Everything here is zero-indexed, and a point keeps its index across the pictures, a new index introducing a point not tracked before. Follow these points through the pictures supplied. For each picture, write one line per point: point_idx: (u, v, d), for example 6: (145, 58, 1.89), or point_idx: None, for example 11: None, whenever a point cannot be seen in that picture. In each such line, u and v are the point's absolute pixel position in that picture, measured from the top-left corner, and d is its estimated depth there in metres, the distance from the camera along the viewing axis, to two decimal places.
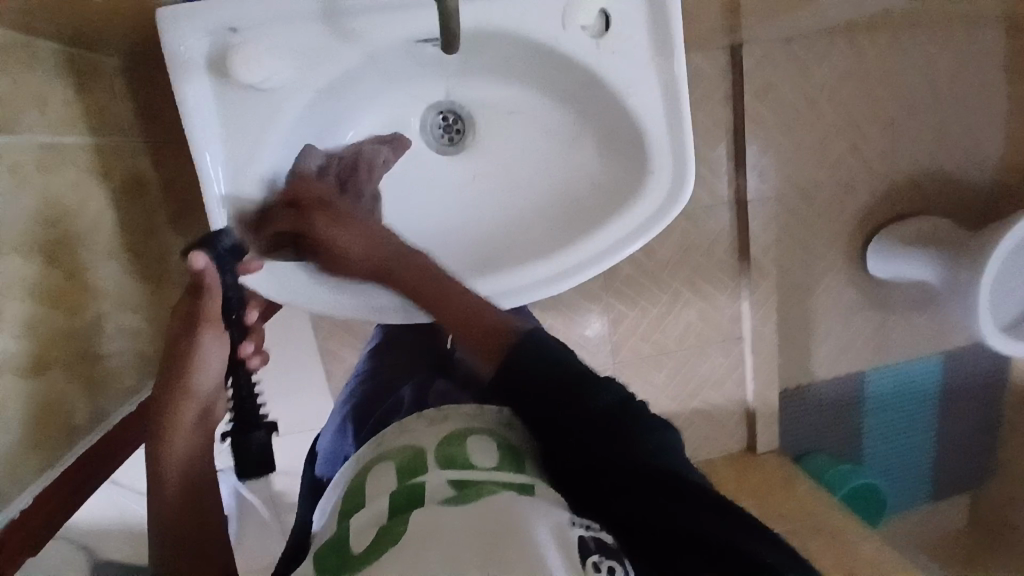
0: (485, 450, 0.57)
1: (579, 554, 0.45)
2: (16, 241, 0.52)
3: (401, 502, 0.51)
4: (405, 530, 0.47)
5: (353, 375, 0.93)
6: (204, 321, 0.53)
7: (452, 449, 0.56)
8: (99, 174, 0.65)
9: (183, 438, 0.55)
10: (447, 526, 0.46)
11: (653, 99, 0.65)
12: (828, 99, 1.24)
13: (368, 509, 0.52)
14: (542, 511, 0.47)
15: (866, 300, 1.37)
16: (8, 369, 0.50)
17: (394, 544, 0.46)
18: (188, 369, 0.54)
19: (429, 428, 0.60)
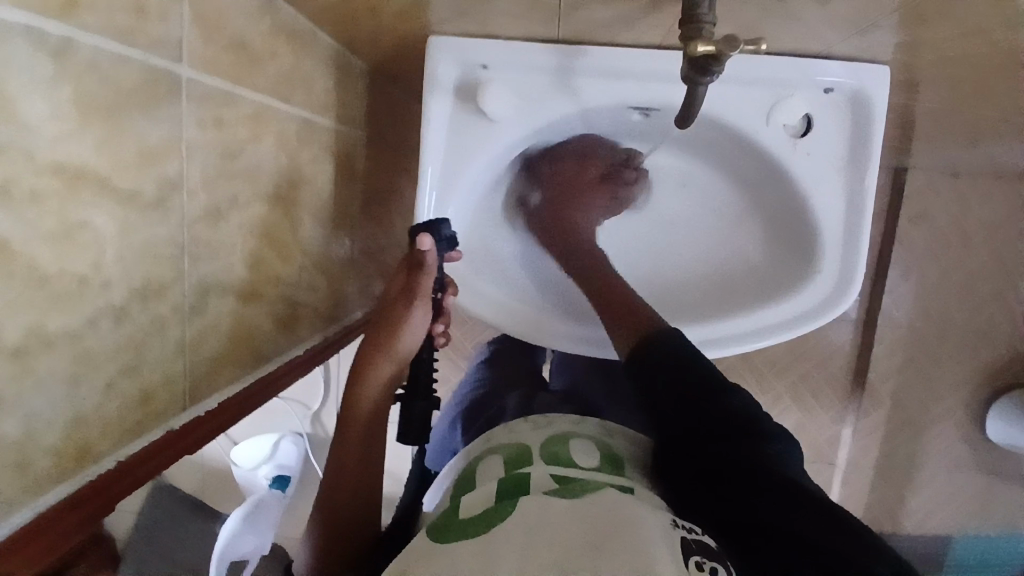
0: (585, 453, 0.65)
1: (683, 552, 0.48)
2: (261, 189, 0.62)
3: (508, 487, 0.58)
4: (513, 512, 0.52)
5: (462, 382, 1.00)
6: (419, 294, 0.66)
7: (557, 448, 0.65)
8: (328, 153, 0.77)
9: (374, 388, 0.65)
10: (560, 514, 0.51)
11: (835, 203, 0.68)
12: (987, 242, 1.22)
13: (479, 492, 0.58)
14: (651, 515, 0.51)
15: (978, 460, 1.30)
16: (229, 290, 0.59)
17: (504, 520, 0.51)
18: (394, 334, 0.65)
19: (533, 431, 0.70)
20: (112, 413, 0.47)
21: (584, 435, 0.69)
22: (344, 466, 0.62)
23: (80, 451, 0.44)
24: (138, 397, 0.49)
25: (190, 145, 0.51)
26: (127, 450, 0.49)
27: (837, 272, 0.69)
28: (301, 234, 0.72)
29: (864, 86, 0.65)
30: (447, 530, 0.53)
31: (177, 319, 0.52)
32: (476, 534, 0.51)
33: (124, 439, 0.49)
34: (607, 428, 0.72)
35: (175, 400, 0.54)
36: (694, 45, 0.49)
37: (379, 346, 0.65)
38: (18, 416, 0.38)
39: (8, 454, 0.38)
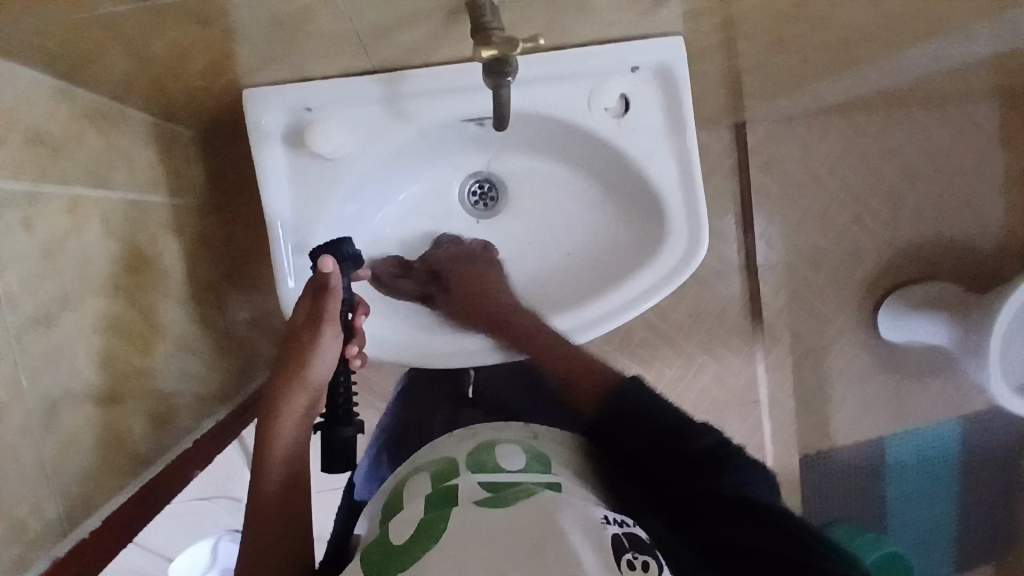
0: (512, 457, 0.65)
1: (613, 553, 0.49)
2: (96, 283, 0.59)
3: (437, 503, 0.57)
4: (444, 530, 0.52)
5: (380, 421, 0.97)
6: (326, 317, 0.66)
7: (484, 457, 0.64)
8: (171, 228, 0.74)
9: (292, 423, 0.64)
10: (495, 531, 0.50)
11: (670, 170, 0.73)
12: (829, 172, 1.35)
13: (407, 513, 0.57)
14: (578, 514, 0.52)
15: (880, 366, 1.41)
16: (88, 397, 0.56)
17: (436, 541, 0.51)
18: (304, 359, 0.65)
19: (459, 444, 0.69)
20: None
21: (510, 440, 0.69)
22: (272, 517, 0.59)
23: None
24: (4, 529, 0.46)
25: (0, 254, 0.48)
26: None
27: (684, 232, 0.73)
28: (160, 319, 0.69)
29: (667, 60, 0.69)
30: (376, 563, 0.52)
31: (28, 440, 0.49)
32: (408, 560, 0.50)
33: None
34: (532, 431, 0.72)
35: (52, 526, 0.50)
36: (480, 51, 0.52)
37: (292, 375, 0.65)
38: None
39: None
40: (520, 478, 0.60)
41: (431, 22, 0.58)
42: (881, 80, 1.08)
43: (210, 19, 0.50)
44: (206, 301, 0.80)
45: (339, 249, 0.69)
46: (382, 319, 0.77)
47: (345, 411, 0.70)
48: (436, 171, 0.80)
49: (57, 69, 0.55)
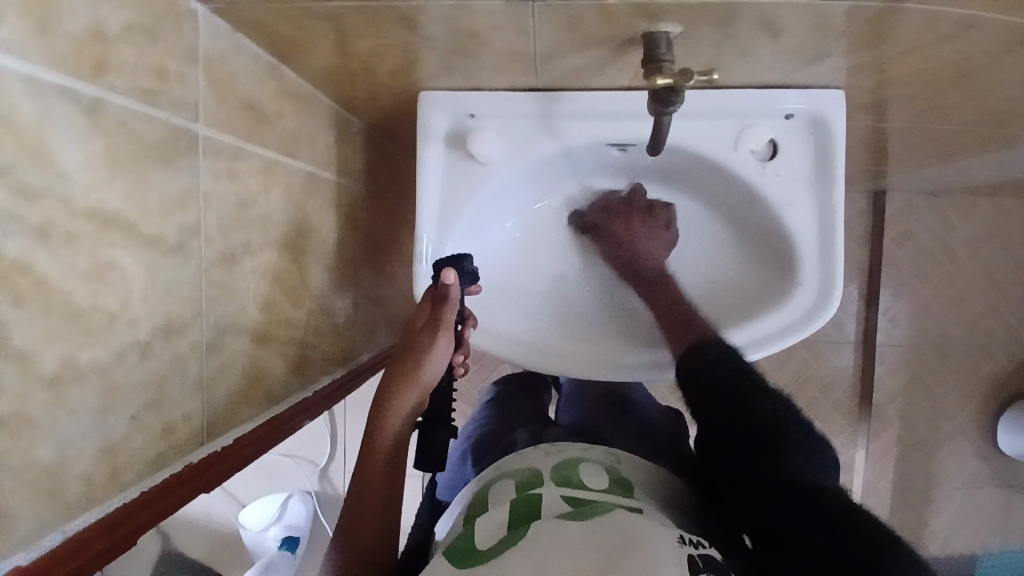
0: (595, 476, 0.67)
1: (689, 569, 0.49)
2: (271, 238, 0.68)
3: (522, 510, 0.60)
4: (526, 536, 0.54)
5: (467, 423, 1.02)
6: (442, 326, 0.71)
7: (568, 472, 0.67)
8: (331, 205, 0.82)
9: (399, 420, 0.68)
10: (571, 536, 0.53)
11: (808, 218, 0.72)
12: (969, 255, 1.35)
13: (491, 517, 0.60)
14: (657, 533, 0.53)
15: (993, 475, 1.38)
16: (247, 332, 0.64)
17: (519, 544, 0.53)
18: (420, 363, 0.70)
19: (544, 457, 0.72)
20: (134, 445, 0.49)
21: (593, 460, 0.71)
22: (370, 497, 0.65)
23: (103, 481, 0.46)
24: (159, 428, 0.52)
25: (206, 194, 0.56)
26: (150, 481, 0.51)
27: (818, 280, 0.72)
28: (310, 281, 0.77)
29: (822, 110, 0.70)
30: (460, 554, 0.56)
31: (195, 357, 0.56)
32: (487, 558, 0.54)
33: (144, 470, 0.50)
34: (615, 455, 0.74)
35: (193, 435, 0.56)
36: (655, 79, 0.55)
37: (405, 376, 0.69)
38: (48, 442, 0.41)
39: (39, 478, 0.41)
40: (602, 496, 0.62)
41: (601, 51, 0.62)
42: None
43: (414, 23, 0.56)
44: (346, 275, 0.88)
45: (460, 265, 0.73)
46: (498, 322, 0.79)
47: (444, 415, 0.72)
48: (569, 191, 0.85)
49: (274, 49, 0.64)
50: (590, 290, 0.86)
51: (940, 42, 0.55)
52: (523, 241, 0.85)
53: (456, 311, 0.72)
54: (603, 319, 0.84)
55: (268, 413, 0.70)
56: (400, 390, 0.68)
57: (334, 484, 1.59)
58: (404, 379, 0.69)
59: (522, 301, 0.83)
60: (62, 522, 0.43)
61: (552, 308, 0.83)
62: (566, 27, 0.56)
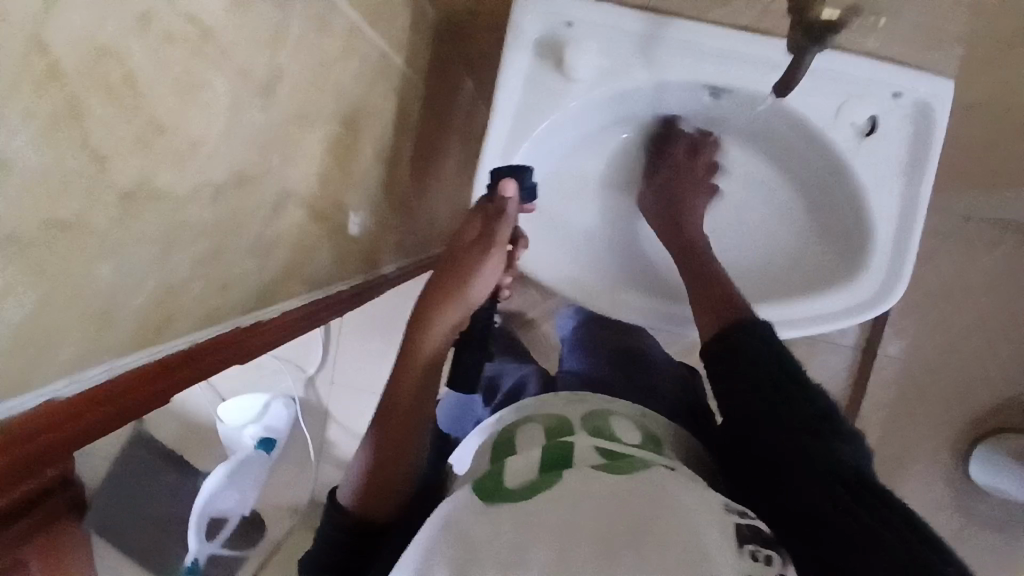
0: (625, 429, 0.66)
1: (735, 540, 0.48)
2: (339, 110, 0.62)
3: (552, 456, 0.58)
4: (559, 482, 0.53)
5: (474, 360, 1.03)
6: (495, 244, 0.68)
7: (601, 424, 0.65)
8: (395, 94, 0.77)
9: (441, 332, 0.66)
10: (602, 489, 0.51)
11: (891, 205, 0.70)
12: (986, 290, 1.35)
13: (521, 458, 0.59)
14: (701, 499, 0.52)
15: (958, 501, 1.43)
16: (307, 207, 0.59)
17: (550, 488, 0.52)
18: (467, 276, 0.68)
19: (570, 407, 0.70)
20: (189, 298, 0.45)
21: (620, 412, 0.70)
22: (402, 414, 0.63)
23: (151, 329, 0.42)
24: (217, 284, 0.47)
25: (295, 40, 0.50)
26: (199, 336, 0.47)
27: (883, 271, 0.70)
28: (364, 171, 0.73)
29: (931, 98, 0.67)
30: (489, 490, 0.54)
31: (260, 215, 0.51)
32: (520, 500, 0.52)
33: (193, 325, 0.46)
34: (641, 411, 0.72)
35: (244, 299, 0.52)
36: (817, 11, 0.52)
37: (450, 291, 0.67)
38: (111, 263, 0.36)
39: (92, 305, 0.35)
40: (639, 451, 0.61)
41: None
42: None
43: None
44: (393, 176, 0.84)
45: (522, 179, 0.72)
46: (560, 256, 0.78)
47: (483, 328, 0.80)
48: (644, 132, 0.82)
49: None
50: (622, 236, 0.84)
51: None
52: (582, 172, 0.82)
53: (509, 228, 0.70)
54: (658, 270, 0.84)
55: (308, 298, 0.66)
56: (445, 304, 0.66)
57: (319, 393, 1.59)
58: (451, 292, 0.67)
59: (566, 235, 0.81)
60: (110, 357, 0.39)
61: (599, 253, 0.82)
62: None
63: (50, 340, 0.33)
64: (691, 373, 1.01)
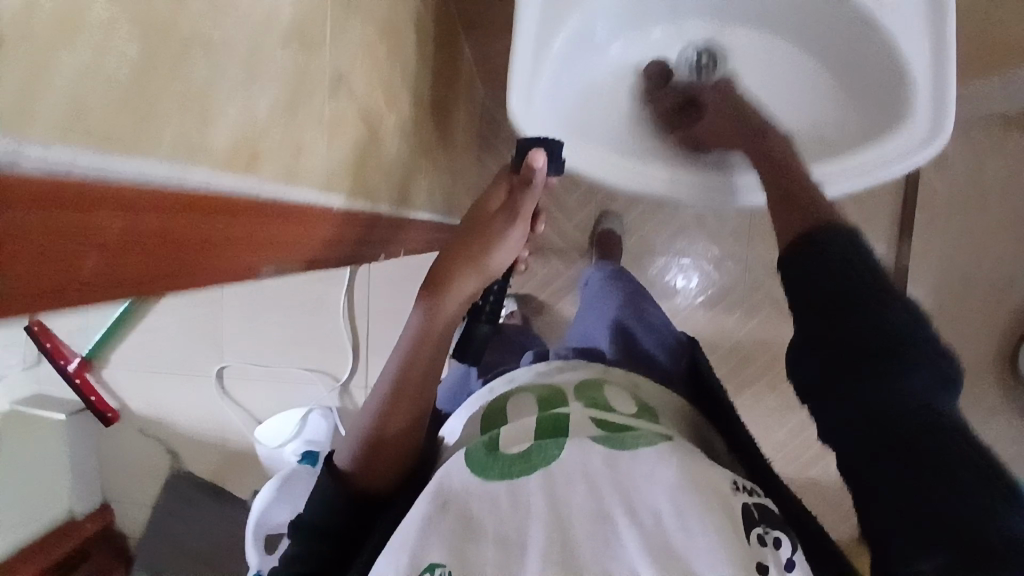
0: (617, 400, 0.85)
1: (743, 526, 0.57)
2: (374, 15, 0.62)
3: (549, 427, 0.67)
4: (558, 454, 0.62)
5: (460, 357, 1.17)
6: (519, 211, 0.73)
7: (595, 398, 0.83)
8: (414, 25, 0.77)
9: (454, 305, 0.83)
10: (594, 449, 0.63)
11: (923, 50, 0.71)
12: (1002, 188, 1.37)
13: (520, 425, 0.68)
14: (701, 474, 0.61)
15: (1013, 407, 1.41)
16: (358, 106, 0.58)
17: (548, 464, 0.61)
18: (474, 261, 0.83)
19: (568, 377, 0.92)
20: (274, 148, 0.42)
21: (611, 385, 0.91)
22: (404, 394, 0.81)
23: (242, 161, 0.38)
24: (293, 149, 0.45)
25: None
26: (283, 192, 0.44)
27: (931, 112, 0.70)
28: (398, 95, 0.72)
29: None
30: (490, 462, 0.63)
31: (323, 90, 0.49)
32: (515, 473, 0.61)
33: (278, 176, 0.43)
34: (633, 384, 0.95)
35: (316, 175, 0.50)
36: None
37: (462, 274, 0.82)
38: (206, 58, 0.33)
39: (193, 99, 0.33)
40: (631, 419, 0.81)
41: None
42: None
43: None
44: (418, 114, 0.83)
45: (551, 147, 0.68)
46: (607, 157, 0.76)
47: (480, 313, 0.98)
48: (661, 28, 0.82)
49: None
50: (659, 137, 0.83)
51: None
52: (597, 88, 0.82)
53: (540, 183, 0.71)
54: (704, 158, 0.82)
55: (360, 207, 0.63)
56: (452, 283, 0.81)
57: (355, 400, 1.52)
58: (459, 275, 0.82)
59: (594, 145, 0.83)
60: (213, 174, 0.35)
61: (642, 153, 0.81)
62: None
63: (154, 111, 0.30)
64: (693, 340, 1.18)
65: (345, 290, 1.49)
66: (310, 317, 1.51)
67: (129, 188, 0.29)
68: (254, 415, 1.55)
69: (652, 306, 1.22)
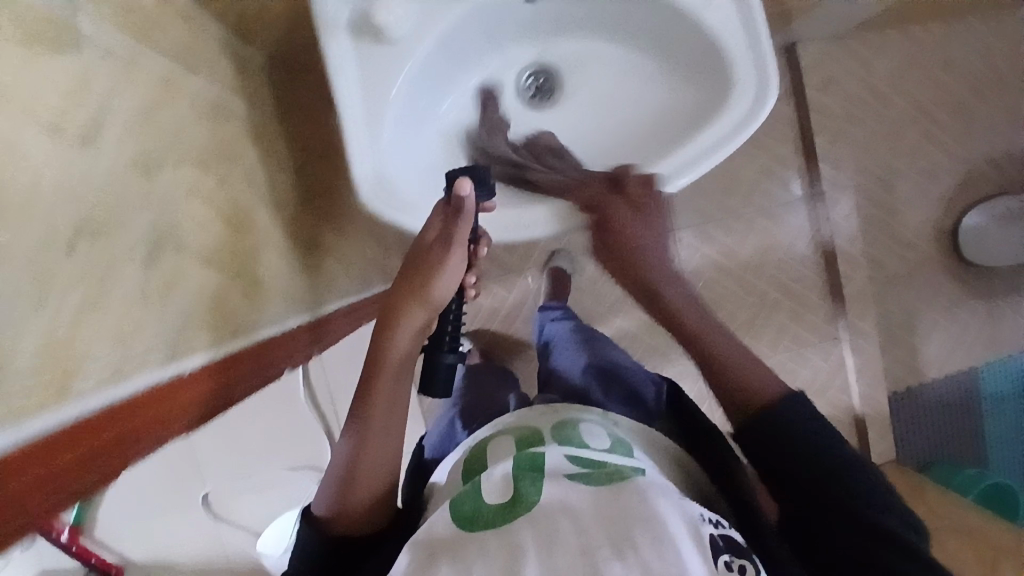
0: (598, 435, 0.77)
1: (712, 553, 0.53)
2: (193, 157, 0.63)
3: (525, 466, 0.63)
4: (537, 501, 0.57)
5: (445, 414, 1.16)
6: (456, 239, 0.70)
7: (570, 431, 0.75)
8: (249, 138, 0.78)
9: (407, 336, 0.71)
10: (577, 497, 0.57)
11: (730, 20, 0.71)
12: (890, 89, 1.40)
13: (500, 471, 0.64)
14: (681, 513, 0.56)
15: (967, 290, 1.45)
16: (188, 250, 0.59)
17: (527, 511, 0.56)
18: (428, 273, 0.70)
19: (544, 417, 0.78)
20: (87, 344, 0.45)
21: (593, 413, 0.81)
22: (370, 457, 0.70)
23: (54, 385, 0.42)
24: (113, 335, 0.48)
25: (98, 90, 0.52)
26: (117, 393, 0.49)
27: (754, 82, 0.72)
28: (252, 214, 0.73)
29: None
30: (467, 516, 0.59)
31: (132, 264, 0.51)
32: (497, 522, 0.56)
33: (103, 384, 0.47)
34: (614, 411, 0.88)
35: (155, 345, 0.53)
36: None
37: (414, 292, 0.70)
38: None
39: None
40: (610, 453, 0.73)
41: None
42: None
43: None
44: (287, 216, 0.84)
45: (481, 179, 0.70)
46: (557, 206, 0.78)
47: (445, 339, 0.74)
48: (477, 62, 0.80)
49: None
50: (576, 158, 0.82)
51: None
52: (447, 147, 0.81)
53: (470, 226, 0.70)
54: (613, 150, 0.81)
55: (245, 341, 0.68)
56: (409, 307, 0.69)
57: None
58: (412, 294, 0.69)
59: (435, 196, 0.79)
60: (46, 411, 0.41)
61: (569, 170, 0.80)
62: None
63: None
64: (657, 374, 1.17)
65: (301, 378, 1.44)
66: (276, 415, 1.45)
67: (6, 463, 0.37)
68: (250, 530, 1.49)
69: (619, 349, 1.20)
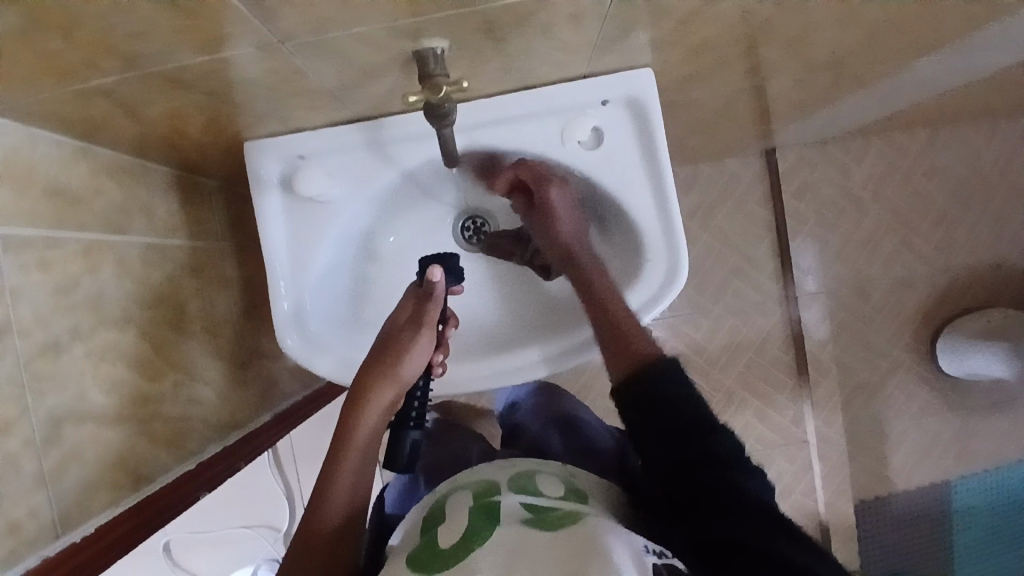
0: (550, 485, 0.69)
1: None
2: (116, 317, 0.68)
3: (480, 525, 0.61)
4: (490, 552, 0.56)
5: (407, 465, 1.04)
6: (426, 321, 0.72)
7: (527, 481, 0.69)
8: (187, 270, 0.82)
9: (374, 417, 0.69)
10: (538, 548, 0.56)
11: (643, 197, 0.74)
12: (871, 196, 1.38)
13: (450, 526, 0.62)
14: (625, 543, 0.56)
15: (943, 401, 1.41)
16: (94, 417, 0.63)
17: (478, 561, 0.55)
18: (398, 354, 0.70)
19: (500, 470, 0.73)
20: None
21: (546, 471, 0.73)
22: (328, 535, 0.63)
23: None
24: (2, 526, 0.52)
25: (17, 284, 0.57)
26: None
27: (665, 257, 0.75)
28: (178, 350, 0.77)
29: (632, 94, 0.71)
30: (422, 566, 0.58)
31: (29, 452, 0.56)
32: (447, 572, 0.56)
33: None
34: (569, 469, 0.75)
35: (42, 530, 0.56)
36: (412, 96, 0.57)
37: (381, 373, 0.70)
38: None
39: None
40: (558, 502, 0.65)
41: (393, 74, 0.62)
42: (906, 99, 1.06)
43: (184, 84, 0.57)
44: (223, 336, 0.87)
45: (448, 265, 0.75)
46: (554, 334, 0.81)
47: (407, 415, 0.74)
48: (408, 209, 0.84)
49: (75, 132, 0.64)
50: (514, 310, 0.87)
51: (687, 19, 0.57)
52: (375, 287, 0.84)
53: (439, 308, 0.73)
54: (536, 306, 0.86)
55: (159, 482, 0.72)
56: (377, 386, 0.69)
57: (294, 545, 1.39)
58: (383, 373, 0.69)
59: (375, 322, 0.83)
60: None
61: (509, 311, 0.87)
62: (336, 60, 0.56)
63: None
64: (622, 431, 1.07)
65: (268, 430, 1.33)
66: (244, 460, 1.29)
67: None
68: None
69: (584, 402, 1.09)
